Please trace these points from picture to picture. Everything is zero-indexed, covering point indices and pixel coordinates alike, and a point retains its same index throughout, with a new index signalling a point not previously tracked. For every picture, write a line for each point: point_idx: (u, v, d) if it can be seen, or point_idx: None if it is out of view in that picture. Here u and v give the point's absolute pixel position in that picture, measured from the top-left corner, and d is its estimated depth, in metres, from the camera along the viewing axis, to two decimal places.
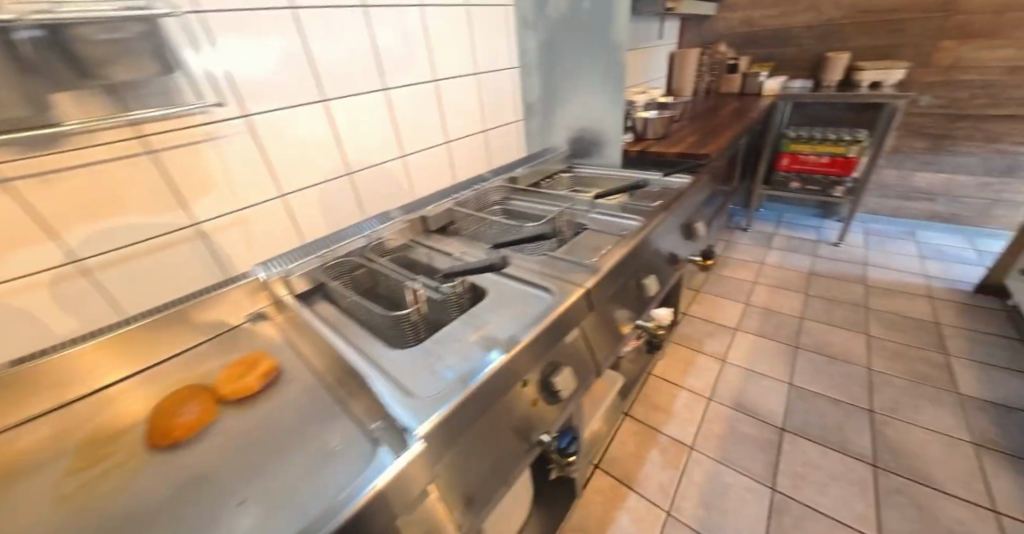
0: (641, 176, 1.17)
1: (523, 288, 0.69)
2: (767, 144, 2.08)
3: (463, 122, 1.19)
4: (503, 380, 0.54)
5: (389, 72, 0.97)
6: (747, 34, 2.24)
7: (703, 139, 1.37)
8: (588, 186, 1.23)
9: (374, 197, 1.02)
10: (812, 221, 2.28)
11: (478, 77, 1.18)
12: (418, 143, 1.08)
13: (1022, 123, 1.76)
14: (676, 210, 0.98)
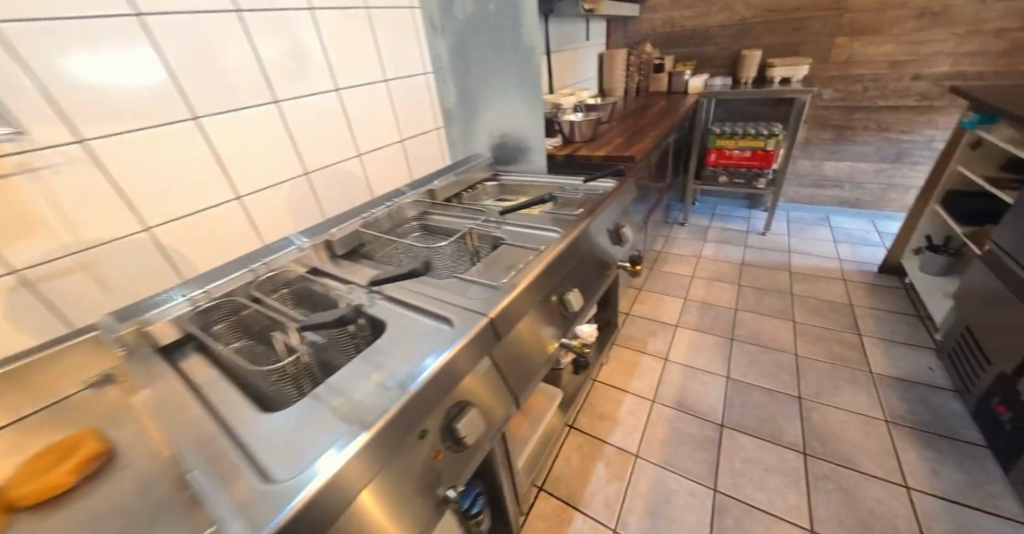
0: (566, 182, 1.14)
1: (431, 312, 0.64)
2: (696, 140, 2.16)
3: (376, 132, 1.10)
4: (422, 404, 0.50)
5: (278, 82, 0.86)
6: (668, 34, 2.31)
7: (627, 140, 1.37)
8: (515, 195, 1.19)
9: (275, 222, 0.91)
10: (741, 212, 2.40)
11: (387, 85, 1.10)
12: (323, 158, 0.98)
13: (906, 113, 1.94)
14: (600, 216, 0.95)
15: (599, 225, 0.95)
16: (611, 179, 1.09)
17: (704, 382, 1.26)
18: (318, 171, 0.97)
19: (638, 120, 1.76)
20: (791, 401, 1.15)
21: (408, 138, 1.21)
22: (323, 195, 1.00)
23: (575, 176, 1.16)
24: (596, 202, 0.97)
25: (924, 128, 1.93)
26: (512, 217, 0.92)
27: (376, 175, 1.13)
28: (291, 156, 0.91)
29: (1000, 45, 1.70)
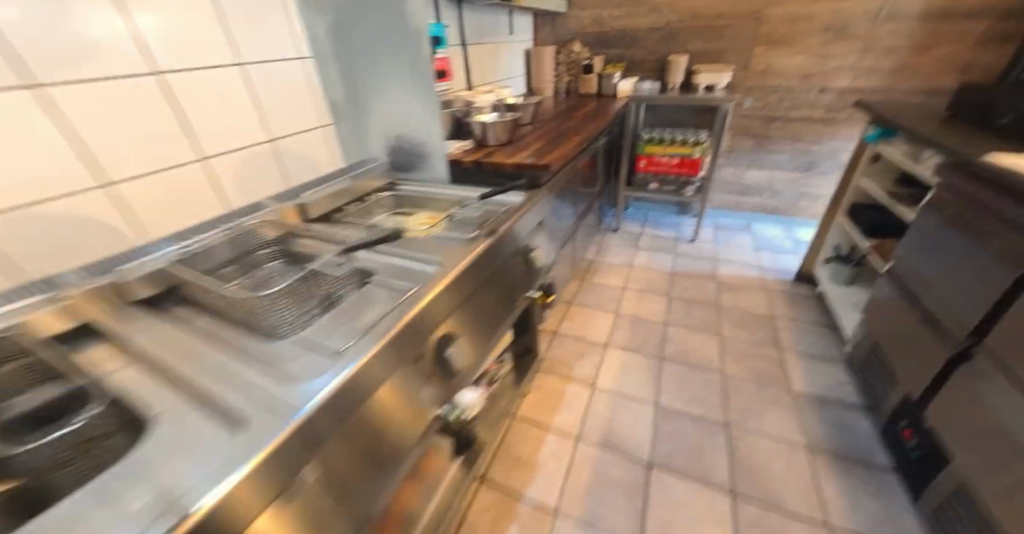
0: (470, 196, 0.99)
1: (273, 370, 0.48)
2: (626, 145, 2.13)
3: (230, 131, 0.86)
4: (334, 410, 0.45)
5: (41, 58, 0.59)
6: (598, 33, 2.25)
7: (546, 146, 1.24)
8: (413, 213, 1.02)
9: (58, 255, 0.65)
10: (671, 219, 2.42)
11: (243, 69, 0.86)
12: (140, 165, 0.72)
13: (816, 124, 2.01)
14: (500, 241, 0.81)
15: (499, 253, 0.82)
16: (521, 194, 0.95)
17: (631, 411, 1.16)
18: (127, 181, 0.71)
19: (565, 123, 1.65)
20: (718, 429, 1.08)
21: (280, 137, 0.97)
22: (144, 214, 0.74)
23: (482, 190, 1.01)
24: (499, 222, 0.82)
25: (831, 140, 2.02)
26: (393, 245, 0.75)
27: (233, 185, 0.88)
28: (75, 162, 0.64)
29: (894, 62, 1.80)
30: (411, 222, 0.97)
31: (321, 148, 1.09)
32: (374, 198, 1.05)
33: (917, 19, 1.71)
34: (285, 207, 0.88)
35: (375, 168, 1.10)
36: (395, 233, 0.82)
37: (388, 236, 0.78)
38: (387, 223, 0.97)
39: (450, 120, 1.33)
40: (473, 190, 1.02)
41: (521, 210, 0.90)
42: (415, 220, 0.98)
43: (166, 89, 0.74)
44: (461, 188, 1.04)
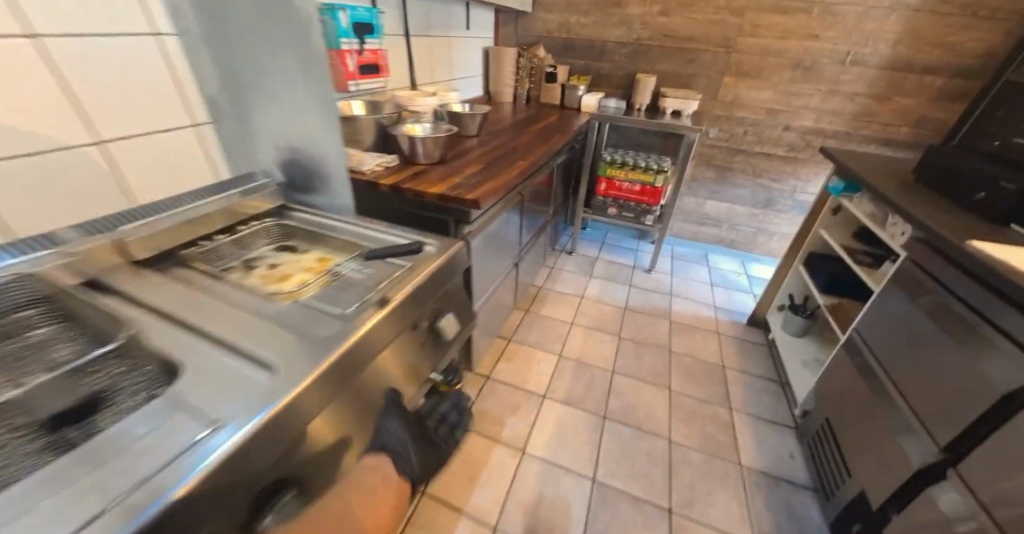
0: (376, 241, 0.78)
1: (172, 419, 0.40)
2: (586, 167, 2.01)
3: (11, 130, 0.59)
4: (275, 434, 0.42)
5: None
6: (565, 41, 2.09)
7: (486, 170, 1.06)
8: (299, 257, 0.79)
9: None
10: (629, 244, 2.35)
11: (38, 43, 0.59)
12: None
13: (777, 161, 1.96)
14: (395, 314, 0.60)
15: (397, 327, 0.61)
16: (439, 241, 0.76)
17: (561, 486, 1.02)
18: None
19: (518, 141, 1.47)
20: (656, 514, 0.95)
21: (115, 140, 0.71)
22: None
23: (394, 229, 0.80)
24: (396, 289, 0.62)
25: (790, 178, 1.98)
26: (230, 321, 0.53)
27: (23, 205, 0.62)
28: None
29: (857, 107, 1.76)
30: (291, 270, 0.74)
31: (187, 153, 0.83)
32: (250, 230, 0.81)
33: (882, 66, 1.67)
34: (91, 245, 0.58)
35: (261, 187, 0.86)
36: (250, 295, 0.59)
37: (229, 306, 0.56)
38: (256, 272, 0.73)
39: (375, 129, 1.11)
40: (384, 228, 0.81)
41: (436, 265, 0.70)
42: (298, 267, 0.75)
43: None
44: (368, 224, 0.83)
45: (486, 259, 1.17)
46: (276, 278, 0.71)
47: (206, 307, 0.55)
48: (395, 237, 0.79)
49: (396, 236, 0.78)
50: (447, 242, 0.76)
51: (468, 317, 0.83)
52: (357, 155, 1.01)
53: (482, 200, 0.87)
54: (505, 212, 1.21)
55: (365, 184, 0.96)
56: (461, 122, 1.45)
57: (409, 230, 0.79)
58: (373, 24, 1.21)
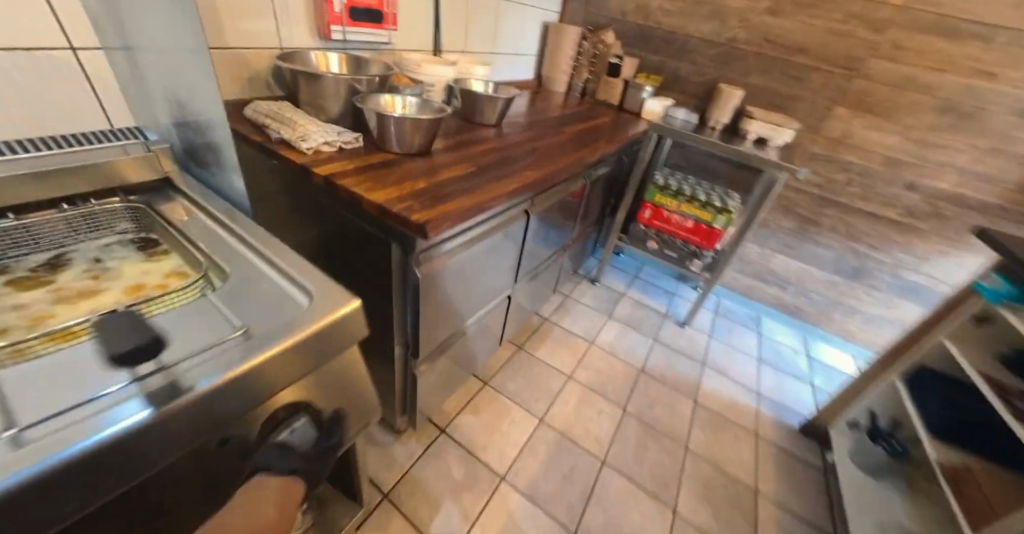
0: (241, 264, 0.49)
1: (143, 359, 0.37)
2: (630, 187, 1.65)
3: None
4: (224, 404, 0.36)
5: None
6: (640, 29, 1.71)
7: (476, 177, 0.76)
8: (137, 263, 0.53)
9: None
10: (665, 286, 1.99)
11: None
12: None
13: (884, 225, 1.50)
14: (141, 446, 0.32)
15: (195, 434, 0.35)
16: (324, 289, 0.45)
17: None
18: None
19: (546, 141, 1.14)
20: None
21: None
22: None
23: (276, 250, 0.50)
24: (173, 394, 0.33)
25: (897, 250, 1.51)
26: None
27: None
28: None
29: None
30: (103, 291, 0.48)
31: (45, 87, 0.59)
32: (88, 212, 0.56)
33: None
34: None
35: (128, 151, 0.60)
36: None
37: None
38: (65, 281, 0.49)
39: (346, 94, 0.82)
40: (264, 244, 0.52)
41: (288, 342, 0.40)
42: (117, 286, 0.49)
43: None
44: (251, 230, 0.54)
45: (461, 293, 0.86)
46: (61, 305, 0.45)
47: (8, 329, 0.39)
48: (272, 264, 0.49)
49: (273, 264, 0.49)
50: (339, 295, 0.45)
51: (368, 405, 0.53)
52: (303, 124, 0.73)
53: (435, 227, 0.56)
54: (501, 234, 0.89)
55: (299, 168, 0.69)
56: (479, 106, 1.14)
57: (295, 258, 0.49)
58: None
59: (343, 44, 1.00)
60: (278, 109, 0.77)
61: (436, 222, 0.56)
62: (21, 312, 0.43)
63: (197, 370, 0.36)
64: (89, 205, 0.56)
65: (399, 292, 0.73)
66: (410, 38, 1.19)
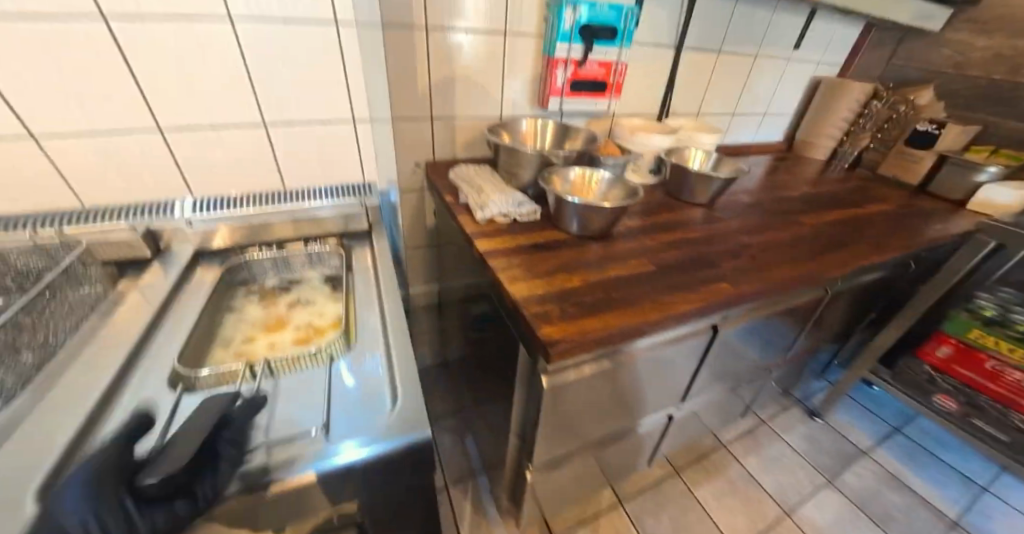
0: (366, 341, 0.58)
1: (350, 399, 0.49)
2: (917, 309, 1.08)
3: (218, 105, 0.78)
4: (395, 463, 0.45)
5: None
6: (994, 84, 1.16)
7: (653, 281, 0.60)
8: (319, 300, 0.75)
9: (13, 185, 0.73)
10: (971, 473, 1.21)
11: (233, 29, 0.72)
12: (55, 125, 0.71)
13: None
14: (236, 511, 0.40)
15: (334, 493, 0.44)
16: (409, 400, 0.48)
17: None
18: (65, 138, 0.72)
19: (779, 234, 0.86)
20: None
21: (281, 124, 0.84)
22: (88, 173, 0.77)
23: (396, 338, 0.57)
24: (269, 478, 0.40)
25: None
26: (73, 408, 0.47)
27: (207, 166, 0.83)
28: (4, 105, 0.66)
29: None
30: (292, 319, 0.70)
31: (332, 146, 0.91)
32: (312, 251, 0.79)
33: None
34: (228, 224, 0.75)
35: (346, 209, 0.81)
36: (156, 371, 0.53)
37: (109, 383, 0.50)
38: (277, 304, 0.74)
39: (539, 167, 0.82)
40: (392, 324, 0.60)
41: (412, 445, 0.44)
42: (301, 315, 0.71)
43: (117, 37, 0.67)
44: (389, 305, 0.63)
45: (605, 408, 0.70)
46: (268, 326, 0.69)
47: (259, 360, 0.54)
48: (386, 349, 0.56)
49: (387, 350, 0.56)
50: (420, 418, 0.46)
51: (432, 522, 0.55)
52: (488, 193, 0.76)
53: (561, 352, 0.46)
54: (674, 349, 0.68)
55: (469, 235, 0.71)
56: (689, 181, 0.95)
57: (404, 348, 0.56)
58: (618, 28, 0.93)
59: (560, 113, 1.04)
60: (476, 173, 0.87)
61: (563, 346, 0.46)
62: (250, 323, 0.70)
63: (377, 433, 0.45)
64: (313, 243, 0.80)
65: (525, 391, 0.64)
66: (633, 102, 1.13)
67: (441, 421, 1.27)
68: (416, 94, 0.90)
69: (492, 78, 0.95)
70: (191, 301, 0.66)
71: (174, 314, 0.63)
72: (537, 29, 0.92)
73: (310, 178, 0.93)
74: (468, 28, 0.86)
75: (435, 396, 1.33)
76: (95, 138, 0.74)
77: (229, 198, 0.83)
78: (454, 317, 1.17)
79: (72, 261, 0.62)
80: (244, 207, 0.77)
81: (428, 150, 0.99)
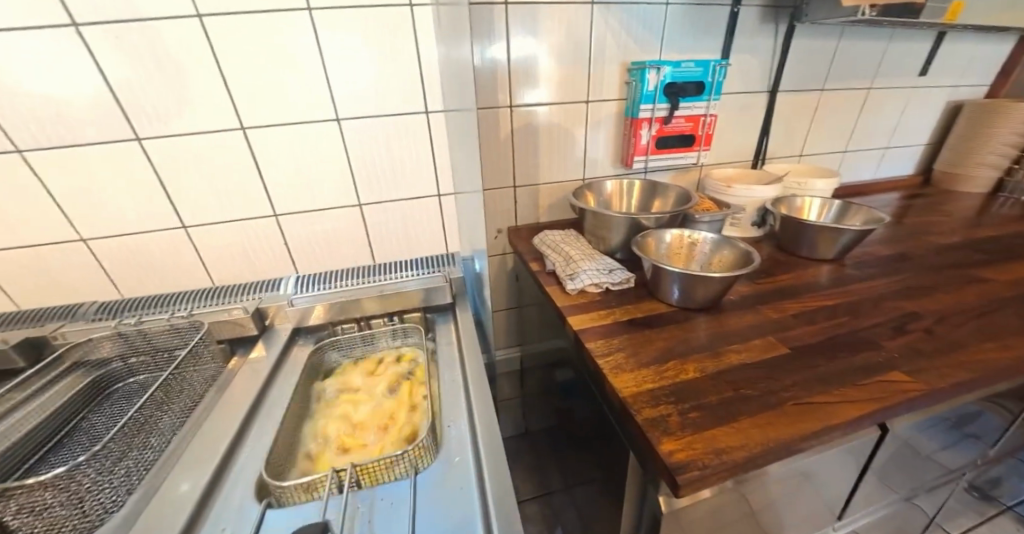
0: (453, 445, 0.54)
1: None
2: None
3: (327, 191, 0.86)
4: None
5: (137, 116, 0.72)
6: None
7: (783, 376, 0.51)
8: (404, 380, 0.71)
9: (164, 266, 0.86)
10: None
11: (339, 125, 0.81)
12: (199, 216, 0.83)
13: None
14: None
15: None
16: (506, 527, 0.42)
17: None
18: (200, 226, 0.84)
19: (953, 298, 0.68)
20: None
21: (373, 203, 0.90)
22: (218, 257, 0.88)
23: (486, 443, 0.52)
24: None
25: None
26: (179, 503, 0.47)
27: (310, 245, 0.91)
28: (166, 205, 0.80)
29: None
30: (380, 404, 0.67)
31: (418, 221, 0.94)
32: (395, 320, 0.79)
33: None
34: (327, 302, 0.78)
35: (431, 283, 0.82)
36: (251, 462, 0.53)
37: (211, 475, 0.50)
38: (362, 382, 0.73)
39: (630, 230, 0.77)
40: (484, 430, 0.54)
41: None
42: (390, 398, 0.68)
43: (250, 140, 0.78)
44: (478, 405, 0.59)
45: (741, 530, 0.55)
46: (354, 406, 0.67)
47: (334, 503, 0.47)
48: (475, 457, 0.51)
49: (477, 457, 0.51)
50: None
51: None
52: (577, 260, 0.74)
53: (694, 480, 0.39)
54: (834, 454, 0.53)
55: (561, 310, 0.68)
56: (810, 234, 0.81)
57: (496, 457, 0.50)
58: (705, 82, 0.89)
59: (645, 171, 0.99)
60: (562, 239, 0.83)
61: (697, 474, 0.39)
62: (337, 404, 0.68)
63: None
64: (395, 314, 0.80)
65: (634, 505, 0.53)
66: (724, 152, 1.04)
67: (524, 506, 1.14)
68: (498, 165, 0.92)
69: (571, 143, 0.94)
70: (287, 385, 0.67)
71: (272, 397, 0.64)
72: (619, 93, 0.91)
73: (397, 252, 0.97)
74: (547, 98, 0.88)
75: (518, 474, 1.22)
76: (223, 225, 0.85)
77: (329, 273, 0.89)
78: (537, 387, 1.09)
79: (196, 341, 0.66)
80: (345, 284, 0.82)
81: (510, 217, 0.99)
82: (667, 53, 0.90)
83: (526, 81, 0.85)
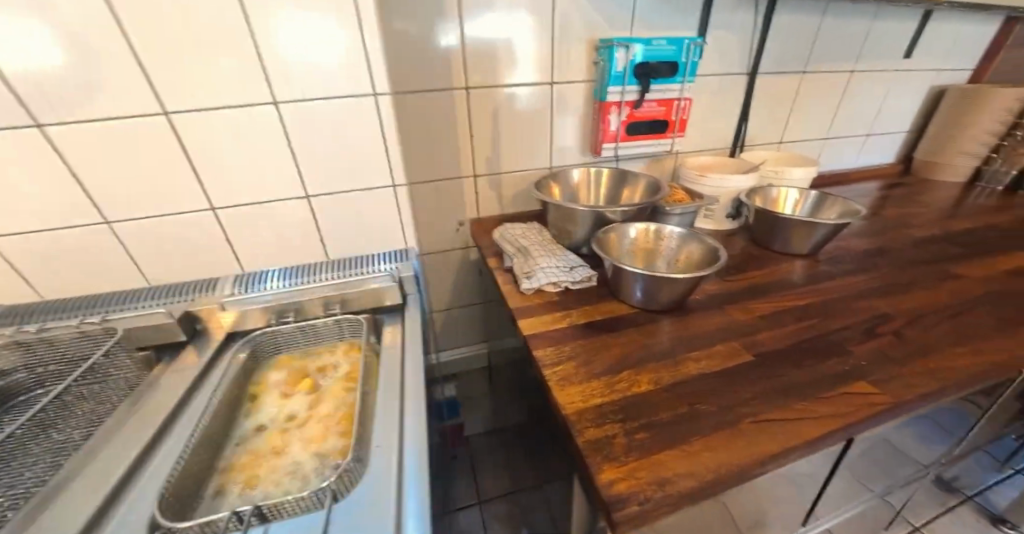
0: (381, 468, 0.48)
1: None
2: None
3: (268, 180, 0.78)
4: None
5: (34, 101, 0.62)
6: None
7: (743, 388, 0.47)
8: (342, 393, 0.65)
9: (87, 263, 0.78)
10: None
11: (278, 109, 0.72)
12: (122, 208, 0.74)
13: None
14: None
15: None
16: None
17: None
18: (126, 221, 0.76)
19: (928, 296, 0.64)
20: None
21: (321, 196, 0.82)
22: (148, 254, 0.80)
23: (413, 467, 0.47)
24: None
25: None
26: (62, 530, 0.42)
27: (253, 241, 0.84)
28: (83, 198, 0.72)
29: None
30: (315, 419, 0.61)
31: (372, 215, 0.86)
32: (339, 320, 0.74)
33: None
34: (264, 304, 0.72)
35: (381, 284, 0.75)
36: (153, 487, 0.47)
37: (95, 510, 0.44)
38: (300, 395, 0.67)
39: (594, 224, 0.71)
40: (414, 451, 0.49)
41: None
42: (328, 413, 0.62)
43: (175, 127, 0.69)
44: (413, 423, 0.53)
45: None
46: (288, 422, 0.62)
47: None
48: (401, 482, 0.46)
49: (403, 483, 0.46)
50: None
51: None
52: (535, 256, 0.69)
53: (633, 518, 0.35)
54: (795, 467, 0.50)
55: (512, 310, 0.64)
56: (784, 227, 0.76)
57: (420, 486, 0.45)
58: (678, 62, 0.82)
59: (616, 158, 0.93)
60: (523, 233, 0.78)
61: (635, 511, 0.35)
62: (267, 419, 0.63)
63: None
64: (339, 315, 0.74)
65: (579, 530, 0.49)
66: (699, 138, 0.99)
67: (490, 505, 1.09)
68: (456, 152, 0.86)
69: (540, 129, 0.88)
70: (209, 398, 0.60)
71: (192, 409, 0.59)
72: (587, 74, 0.85)
73: (354, 247, 0.89)
74: (528, 79, 0.82)
75: (486, 471, 1.17)
76: (154, 219, 0.77)
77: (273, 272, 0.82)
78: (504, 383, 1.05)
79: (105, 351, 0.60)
80: (285, 285, 0.75)
81: (473, 208, 0.94)
82: (639, 30, 0.83)
83: (485, 61, 0.78)
